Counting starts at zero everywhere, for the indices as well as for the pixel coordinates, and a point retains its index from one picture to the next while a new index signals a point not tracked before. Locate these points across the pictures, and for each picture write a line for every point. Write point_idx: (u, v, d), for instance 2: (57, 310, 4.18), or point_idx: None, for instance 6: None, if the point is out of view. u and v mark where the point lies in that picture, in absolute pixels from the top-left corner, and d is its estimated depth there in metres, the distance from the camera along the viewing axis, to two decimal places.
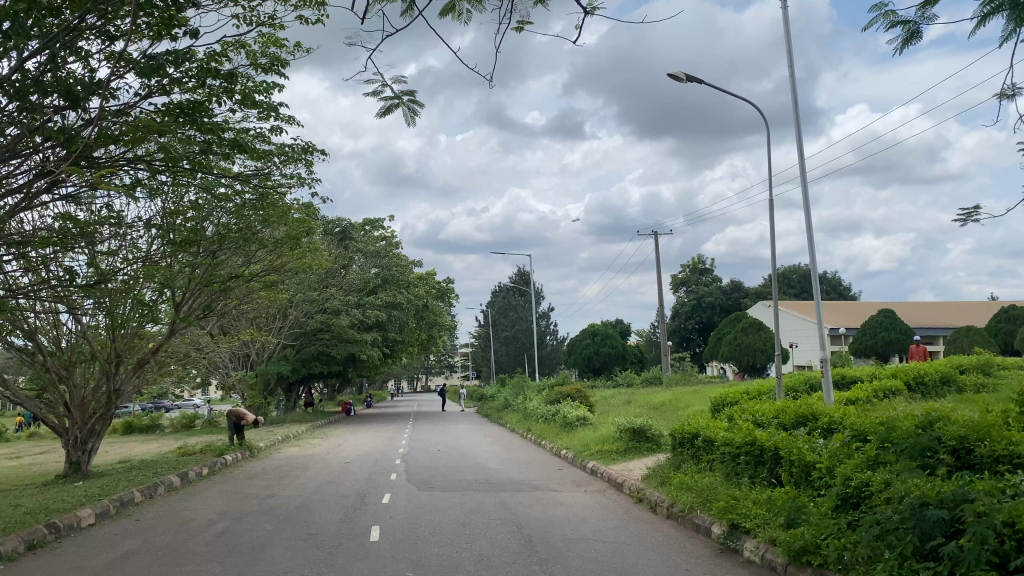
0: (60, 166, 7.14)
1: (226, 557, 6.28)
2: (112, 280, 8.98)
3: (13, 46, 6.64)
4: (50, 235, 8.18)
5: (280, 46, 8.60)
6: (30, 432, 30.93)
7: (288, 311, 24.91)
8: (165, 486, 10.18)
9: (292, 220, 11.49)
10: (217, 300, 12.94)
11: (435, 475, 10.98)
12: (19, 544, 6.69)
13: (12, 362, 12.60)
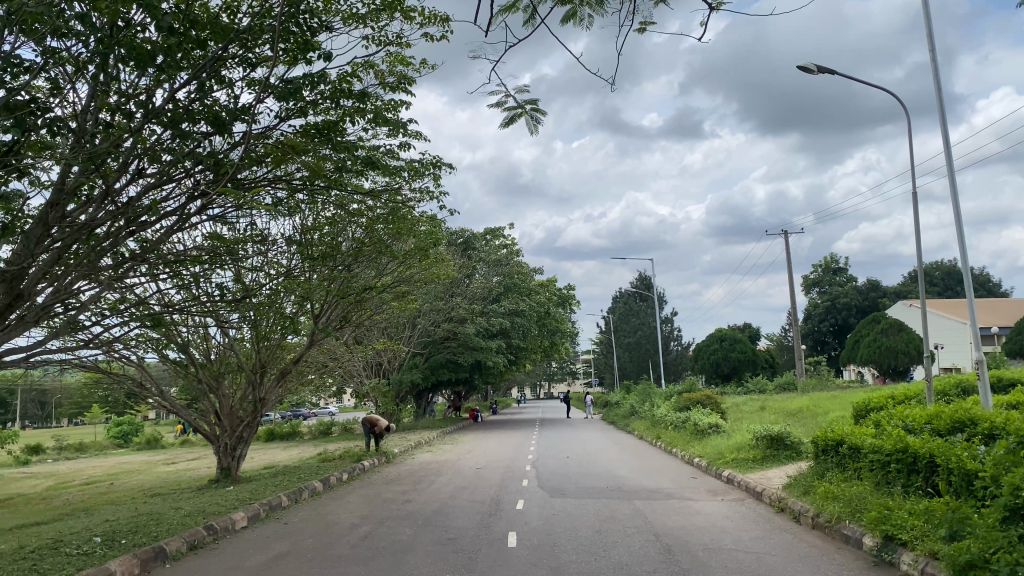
0: (209, 189, 7.58)
1: (371, 560, 6.48)
2: (258, 296, 9.47)
3: (165, 78, 7.08)
4: (202, 254, 8.71)
5: (407, 65, 8.84)
6: (184, 438, 33.23)
7: (417, 321, 25.62)
8: (310, 490, 10.62)
9: (422, 233, 11.78)
10: (352, 310, 13.42)
11: (567, 483, 10.97)
12: (181, 545, 7.13)
13: (169, 374, 13.50)
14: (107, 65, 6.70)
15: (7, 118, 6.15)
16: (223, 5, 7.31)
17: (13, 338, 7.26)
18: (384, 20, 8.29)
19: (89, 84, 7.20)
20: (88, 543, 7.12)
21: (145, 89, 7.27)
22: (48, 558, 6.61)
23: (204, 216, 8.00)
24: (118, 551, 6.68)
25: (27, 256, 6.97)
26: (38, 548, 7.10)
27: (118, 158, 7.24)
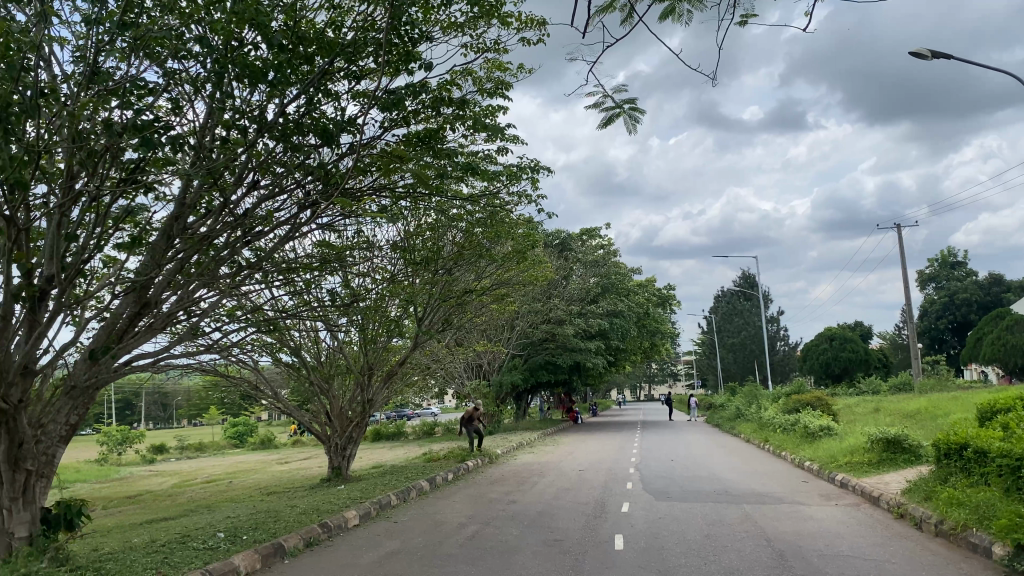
0: (319, 199, 7.86)
1: (480, 560, 6.57)
2: (365, 301, 9.74)
3: (276, 93, 7.38)
4: (312, 261, 9.03)
5: (504, 70, 8.92)
6: (296, 438, 34.61)
7: (515, 323, 25.84)
8: (417, 490, 10.85)
9: (520, 235, 11.85)
10: (453, 313, 13.62)
11: (672, 486, 10.82)
12: (299, 541, 7.42)
13: (282, 376, 14.07)
14: (223, 84, 7.04)
15: (135, 138, 6.55)
16: (328, 21, 7.56)
17: (142, 344, 7.71)
18: (481, 27, 8.37)
19: (206, 103, 7.57)
20: (213, 538, 7.50)
21: (258, 105, 7.60)
22: (177, 551, 7.01)
23: (314, 225, 8.29)
24: (241, 546, 7.00)
25: (155, 267, 7.40)
26: (168, 543, 7.53)
27: (234, 172, 7.59)
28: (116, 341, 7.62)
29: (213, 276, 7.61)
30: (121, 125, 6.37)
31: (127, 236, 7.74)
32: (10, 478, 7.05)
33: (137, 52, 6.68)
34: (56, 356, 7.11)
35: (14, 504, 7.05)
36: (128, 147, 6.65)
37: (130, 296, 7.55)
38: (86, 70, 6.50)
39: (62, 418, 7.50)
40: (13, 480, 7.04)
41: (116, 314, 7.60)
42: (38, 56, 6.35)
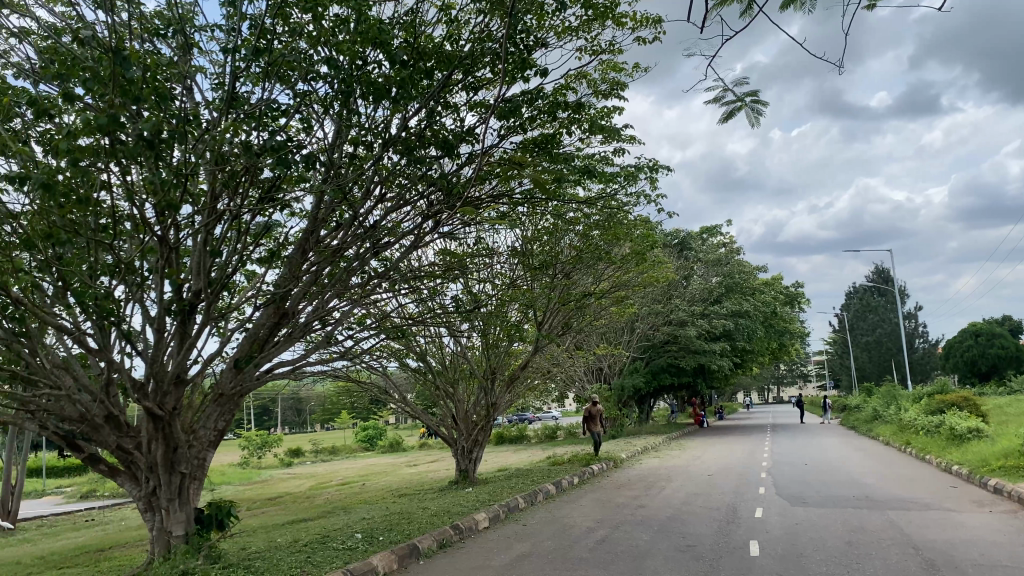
0: (441, 208, 8.04)
1: (612, 564, 6.54)
2: (488, 306, 9.87)
3: (398, 108, 7.61)
4: (436, 269, 9.24)
5: (619, 71, 8.85)
6: (423, 442, 35.51)
7: (636, 325, 25.62)
8: (544, 494, 10.90)
9: (639, 236, 11.72)
10: (573, 316, 13.62)
11: (806, 491, 10.42)
12: (432, 543, 7.61)
13: (409, 381, 14.46)
14: (349, 102, 7.32)
15: (271, 158, 6.90)
16: (446, 35, 7.73)
17: (282, 353, 8.10)
18: (595, 29, 8.34)
19: (334, 121, 7.89)
20: (352, 539, 7.81)
21: (381, 120, 7.86)
22: (319, 551, 7.33)
23: (437, 234, 8.49)
24: (378, 547, 7.25)
25: (291, 281, 7.79)
26: (310, 543, 7.90)
27: (361, 186, 7.87)
28: (258, 350, 8.05)
29: (345, 287, 7.91)
30: (258, 147, 6.73)
31: (265, 251, 8.17)
32: (167, 480, 7.56)
33: (270, 77, 7.05)
34: (205, 366, 7.57)
35: (171, 505, 7.55)
36: (264, 167, 7.02)
37: (270, 308, 7.96)
38: (225, 96, 6.90)
39: (212, 424, 7.99)
40: (170, 482, 7.55)
41: (257, 325, 8.02)
42: (183, 86, 6.80)
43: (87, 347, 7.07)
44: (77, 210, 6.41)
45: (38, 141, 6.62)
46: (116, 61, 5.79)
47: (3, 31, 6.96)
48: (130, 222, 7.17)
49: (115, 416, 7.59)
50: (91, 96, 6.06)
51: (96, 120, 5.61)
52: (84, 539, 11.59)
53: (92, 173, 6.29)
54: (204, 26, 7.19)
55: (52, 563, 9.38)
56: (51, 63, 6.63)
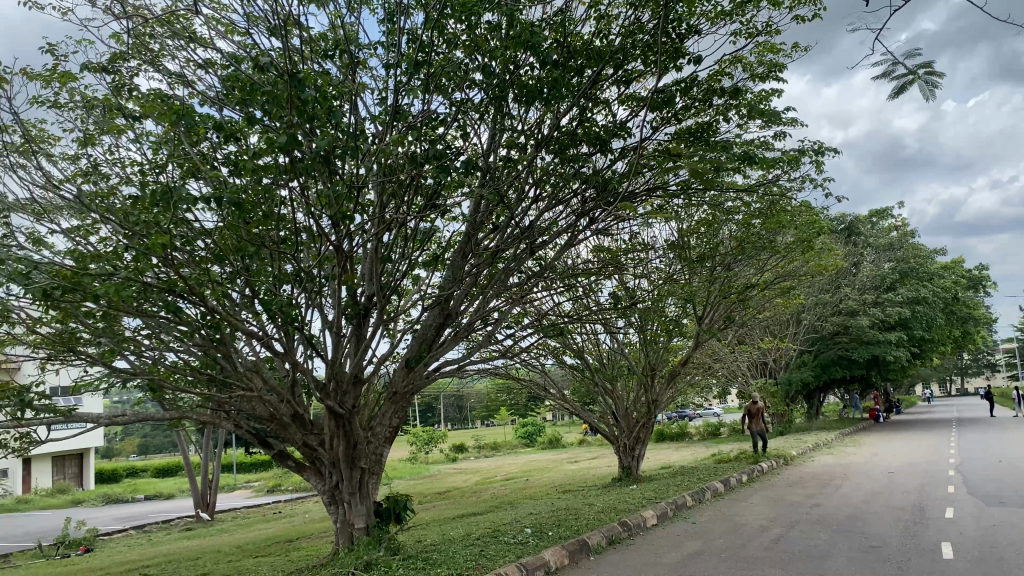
0: (597, 205, 8.01)
1: (790, 564, 6.32)
2: (647, 301, 9.74)
3: (550, 108, 7.67)
4: (593, 267, 9.23)
5: (777, 52, 8.51)
6: (583, 439, 35.63)
7: (802, 316, 24.57)
8: (712, 491, 10.66)
9: (804, 223, 11.22)
10: (735, 309, 13.22)
11: (1002, 490, 9.60)
12: (601, 539, 7.62)
13: (568, 378, 14.55)
14: (503, 106, 7.44)
15: (432, 165, 7.14)
16: (596, 31, 7.70)
17: (448, 353, 8.35)
18: (750, 11, 8.06)
19: (489, 125, 8.06)
20: (522, 533, 7.96)
21: (535, 121, 7.95)
22: (491, 545, 7.52)
23: (593, 230, 8.47)
24: (548, 542, 7.35)
25: (454, 283, 8.04)
26: (482, 537, 8.12)
27: (517, 187, 7.99)
28: (426, 350, 8.33)
29: (506, 288, 8.04)
30: (420, 155, 6.97)
31: (428, 255, 8.46)
32: (349, 475, 7.99)
33: (429, 88, 7.30)
34: (379, 366, 7.94)
35: (353, 498, 7.97)
36: (426, 174, 7.28)
37: (435, 310, 8.22)
38: (388, 109, 7.21)
39: (386, 421, 8.38)
40: (351, 477, 7.97)
41: (424, 326, 8.31)
42: (350, 103, 7.16)
43: (274, 351, 7.60)
44: (262, 224, 6.90)
45: (225, 163, 7.18)
46: (293, 84, 6.19)
47: (191, 63, 7.60)
48: (307, 233, 7.64)
49: (300, 414, 8.14)
50: (271, 118, 6.50)
51: (277, 141, 6.02)
52: (274, 530, 12.45)
53: (274, 189, 6.75)
54: (367, 44, 7.54)
55: (249, 552, 10.15)
56: (233, 91, 7.17)
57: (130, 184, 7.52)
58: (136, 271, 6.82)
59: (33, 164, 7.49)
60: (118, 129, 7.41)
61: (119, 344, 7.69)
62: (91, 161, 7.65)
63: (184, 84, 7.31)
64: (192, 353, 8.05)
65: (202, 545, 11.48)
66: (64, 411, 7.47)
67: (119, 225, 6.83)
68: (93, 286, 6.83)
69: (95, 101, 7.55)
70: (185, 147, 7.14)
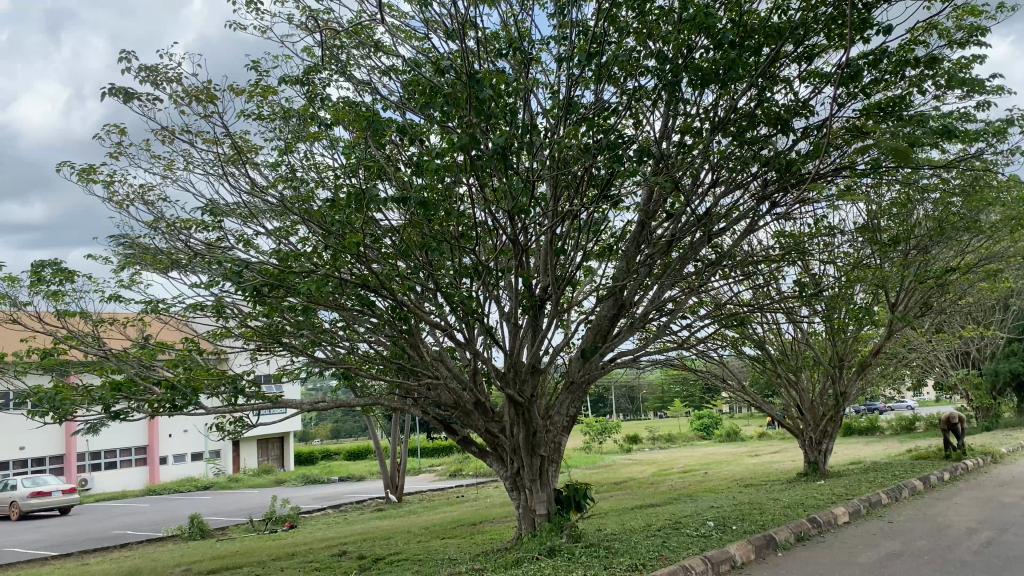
0: (778, 188, 7.69)
1: (1005, 570, 5.83)
2: (835, 288, 9.25)
3: (726, 90, 7.44)
4: (774, 253, 8.89)
5: (978, 14, 7.82)
6: (762, 431, 34.46)
7: (1010, 301, 22.47)
8: (909, 489, 10.00)
9: (1012, 200, 10.25)
10: (933, 295, 12.29)
11: None
12: (790, 535, 7.37)
13: (748, 369, 14.11)
14: (676, 92, 7.30)
15: (606, 155, 7.13)
16: (774, 7, 7.38)
17: (625, 343, 8.32)
18: None
19: (663, 112, 7.94)
20: (705, 526, 7.83)
21: (709, 105, 7.74)
22: (674, 536, 7.46)
23: (774, 214, 8.14)
24: (733, 536, 7.20)
25: (628, 273, 8.01)
26: (663, 527, 8.07)
27: (691, 174, 7.82)
28: (602, 340, 8.35)
29: (683, 277, 7.89)
30: (594, 146, 6.97)
31: (602, 245, 8.47)
32: (529, 462, 8.16)
33: (601, 78, 7.28)
34: (556, 356, 8.05)
35: (533, 485, 8.14)
36: (600, 165, 7.27)
37: (610, 300, 8.22)
38: (562, 102, 7.27)
39: (565, 410, 8.49)
40: (531, 464, 8.14)
41: (600, 316, 8.33)
42: (524, 99, 7.29)
43: (455, 341, 7.89)
44: (443, 220, 7.18)
45: (408, 163, 7.53)
46: (472, 84, 6.38)
47: (376, 71, 8.03)
48: (485, 227, 7.87)
49: (482, 402, 8.45)
50: (450, 117, 6.73)
51: (458, 140, 6.22)
52: (459, 513, 12.97)
53: (454, 186, 7.00)
54: (539, 40, 7.64)
55: (438, 533, 10.62)
56: (415, 94, 7.50)
57: (324, 187, 8.05)
58: (333, 267, 7.32)
59: (241, 172, 8.19)
60: (313, 136, 7.96)
61: (318, 335, 8.27)
62: (290, 167, 8.27)
63: (370, 90, 7.73)
64: (381, 344, 8.53)
65: (395, 525, 12.16)
66: (271, 398, 8.13)
67: (316, 226, 7.35)
68: (295, 283, 7.38)
69: (291, 111, 8.14)
70: (371, 150, 7.55)
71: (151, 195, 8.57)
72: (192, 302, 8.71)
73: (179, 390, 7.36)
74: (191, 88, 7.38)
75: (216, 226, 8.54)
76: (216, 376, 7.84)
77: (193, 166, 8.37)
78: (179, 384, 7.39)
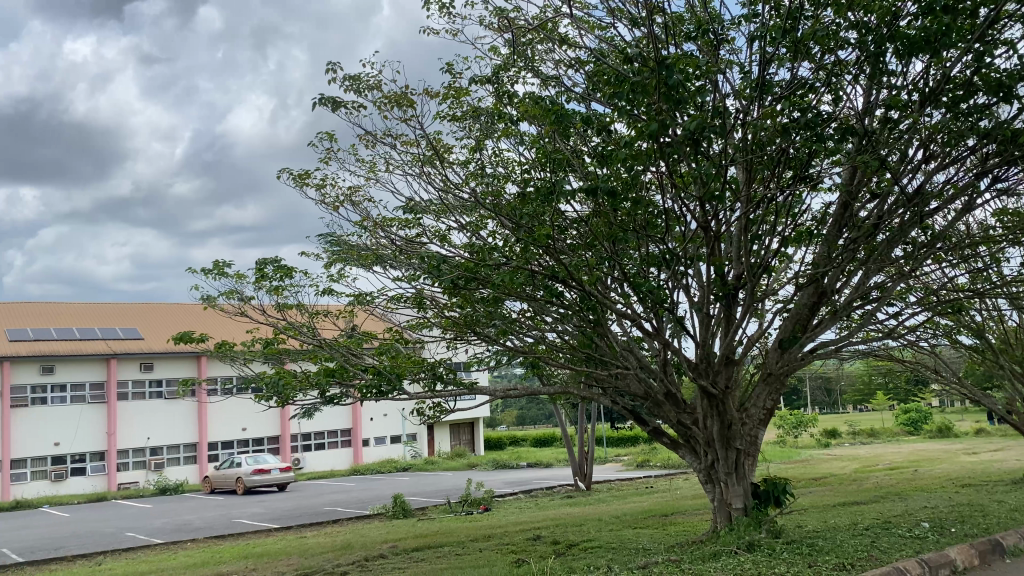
0: (999, 163, 7.02)
1: None
2: None
3: (939, 58, 6.86)
4: (996, 234, 8.13)
5: None
6: (979, 428, 31.68)
7: None
8: None
9: None
10: None
11: None
12: (1019, 541, 6.75)
13: (964, 360, 13.02)
14: (880, 64, 6.83)
15: (804, 135, 6.80)
16: None
17: (826, 333, 7.93)
18: None
19: (865, 86, 7.45)
20: (919, 527, 7.35)
21: (918, 75, 7.19)
22: (885, 537, 7.06)
23: (995, 192, 7.44)
24: (953, 539, 6.70)
25: (829, 259, 7.63)
26: (871, 527, 7.65)
27: (899, 151, 7.30)
28: (800, 331, 8.01)
29: (890, 263, 7.39)
30: (791, 126, 6.67)
31: (798, 230, 8.10)
32: (725, 455, 7.99)
33: (796, 55, 6.95)
34: (751, 346, 7.81)
35: (729, 478, 7.98)
36: (797, 145, 6.96)
37: (809, 288, 7.86)
38: (754, 83, 7.01)
39: (761, 402, 8.25)
40: (726, 457, 7.98)
41: (798, 306, 7.99)
42: (714, 82, 7.11)
43: (645, 332, 7.84)
44: (631, 210, 7.15)
45: (594, 154, 7.58)
46: (660, 71, 6.31)
47: (562, 64, 8.13)
48: (674, 216, 7.77)
49: (673, 393, 8.38)
50: (637, 106, 6.70)
51: (648, 128, 6.17)
52: (649, 504, 12.93)
53: (642, 175, 6.97)
54: (728, 20, 7.42)
55: (629, 523, 10.66)
56: (600, 85, 7.52)
57: (513, 181, 8.27)
58: (523, 260, 7.51)
59: (435, 170, 8.60)
60: (503, 132, 8.18)
61: (508, 326, 8.51)
62: (480, 164, 8.56)
63: (555, 84, 7.85)
64: (570, 334, 8.65)
65: (586, 513, 12.34)
66: (467, 385, 8.50)
67: (507, 220, 7.57)
68: (488, 275, 7.65)
69: (481, 109, 8.41)
70: (557, 142, 7.66)
71: (357, 196, 9.17)
72: (393, 295, 9.27)
73: (384, 375, 7.85)
74: (391, 93, 7.84)
75: (415, 223, 9.00)
76: (417, 363, 8.30)
77: (393, 167, 8.88)
78: (384, 371, 7.88)
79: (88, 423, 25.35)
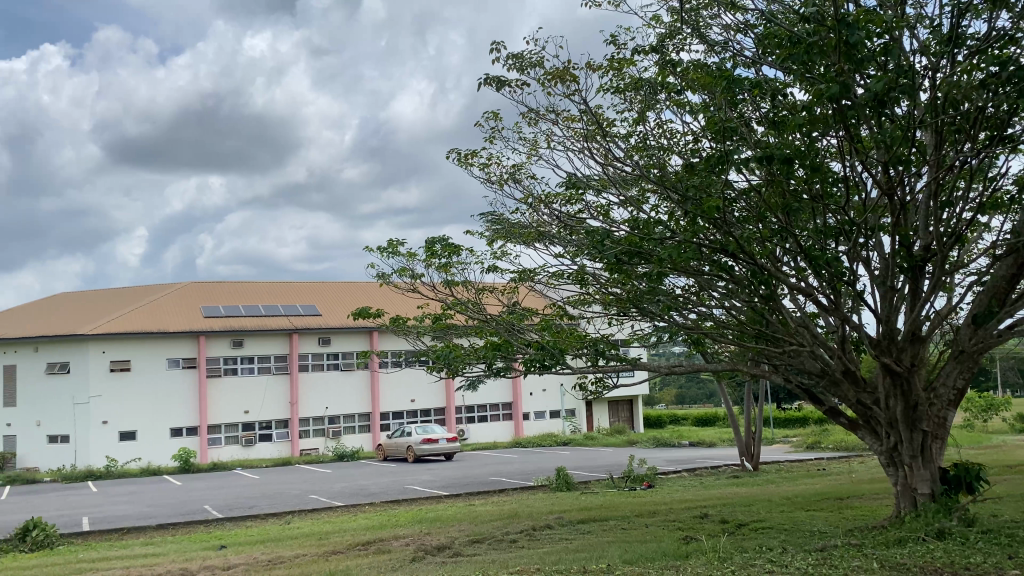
0: None
1: None
2: None
3: None
4: None
5: None
6: None
7: None
8: None
9: None
10: None
11: None
12: None
13: None
14: None
15: (1003, 91, 6.22)
16: None
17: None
18: None
19: None
20: None
21: None
22: None
23: None
24: None
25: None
26: None
27: None
28: (996, 305, 7.40)
29: None
30: (988, 82, 6.12)
31: (995, 197, 7.44)
32: (909, 437, 7.53)
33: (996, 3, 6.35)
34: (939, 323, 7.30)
35: (914, 462, 7.55)
36: (995, 102, 6.37)
37: (1007, 259, 7.21)
38: (945, 37, 6.48)
39: (951, 382, 7.71)
40: (911, 439, 7.53)
41: (995, 278, 7.35)
42: (898, 39, 6.64)
43: (821, 307, 7.49)
44: (807, 179, 6.83)
45: (764, 121, 7.30)
46: (840, 29, 5.96)
47: (729, 29, 7.86)
48: (852, 185, 7.34)
49: (852, 372, 7.96)
50: (813, 68, 6.37)
51: (828, 92, 5.85)
52: (823, 486, 12.40)
53: (819, 141, 6.62)
54: None
55: (801, 505, 10.27)
56: (770, 48, 7.23)
57: (678, 152, 8.11)
58: (690, 233, 7.36)
59: (599, 144, 8.58)
60: (669, 103, 8.03)
61: (673, 301, 8.37)
62: (643, 136, 8.45)
63: (722, 51, 7.62)
64: (737, 309, 8.41)
65: (755, 493, 12.02)
66: (631, 360, 8.47)
67: (672, 193, 7.43)
68: (653, 250, 7.55)
69: (644, 81, 8.30)
70: (725, 110, 7.45)
71: (520, 174, 9.32)
72: (556, 270, 9.37)
73: (548, 350, 7.96)
74: (554, 70, 7.90)
75: (577, 199, 9.03)
76: (579, 339, 8.39)
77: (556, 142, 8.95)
78: (548, 345, 7.97)
79: (272, 393, 27.34)
